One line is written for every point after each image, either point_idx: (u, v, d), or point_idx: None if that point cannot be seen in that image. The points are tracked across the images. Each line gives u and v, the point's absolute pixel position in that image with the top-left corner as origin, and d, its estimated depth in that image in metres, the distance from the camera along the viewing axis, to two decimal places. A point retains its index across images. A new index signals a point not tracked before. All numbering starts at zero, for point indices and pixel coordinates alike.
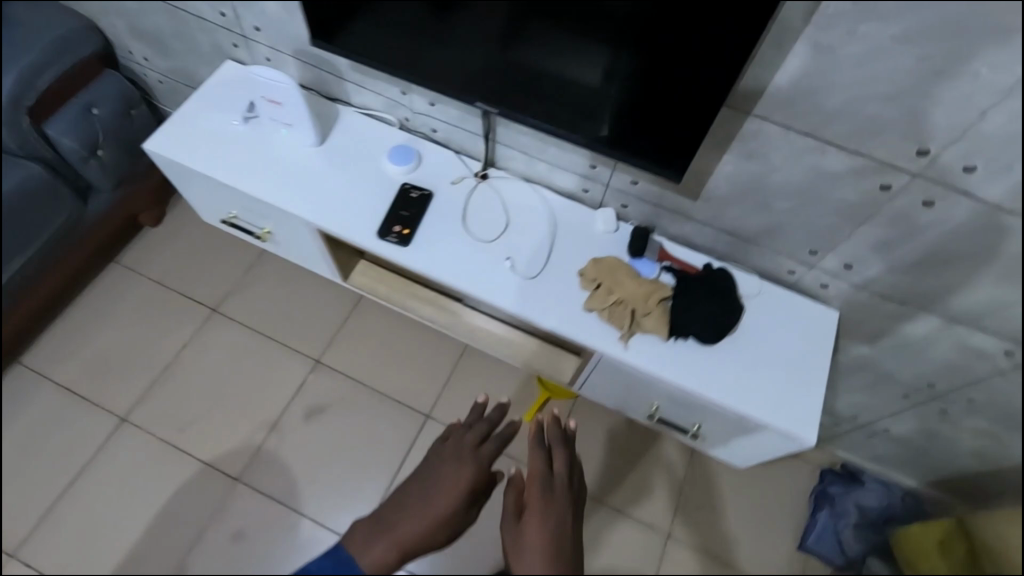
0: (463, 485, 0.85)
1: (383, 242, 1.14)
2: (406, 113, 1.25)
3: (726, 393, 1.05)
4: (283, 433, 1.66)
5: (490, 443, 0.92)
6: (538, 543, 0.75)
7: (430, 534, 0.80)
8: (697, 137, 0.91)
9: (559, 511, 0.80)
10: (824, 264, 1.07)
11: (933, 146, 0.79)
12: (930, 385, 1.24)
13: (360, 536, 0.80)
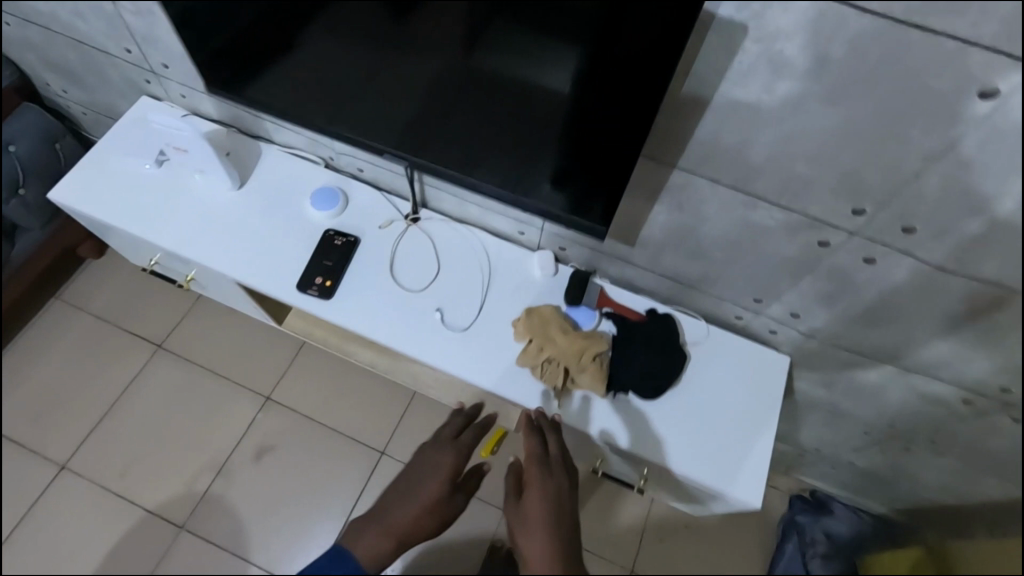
0: (446, 471, 0.94)
1: (304, 296, 1.07)
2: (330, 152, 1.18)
3: (668, 453, 0.99)
4: (230, 476, 1.60)
5: (468, 435, 1.01)
6: (538, 512, 0.77)
7: (418, 521, 0.89)
8: (613, 194, 0.85)
9: (555, 483, 0.83)
10: (770, 311, 1.01)
11: (868, 207, 0.72)
12: (889, 426, 1.18)
13: (354, 530, 0.90)
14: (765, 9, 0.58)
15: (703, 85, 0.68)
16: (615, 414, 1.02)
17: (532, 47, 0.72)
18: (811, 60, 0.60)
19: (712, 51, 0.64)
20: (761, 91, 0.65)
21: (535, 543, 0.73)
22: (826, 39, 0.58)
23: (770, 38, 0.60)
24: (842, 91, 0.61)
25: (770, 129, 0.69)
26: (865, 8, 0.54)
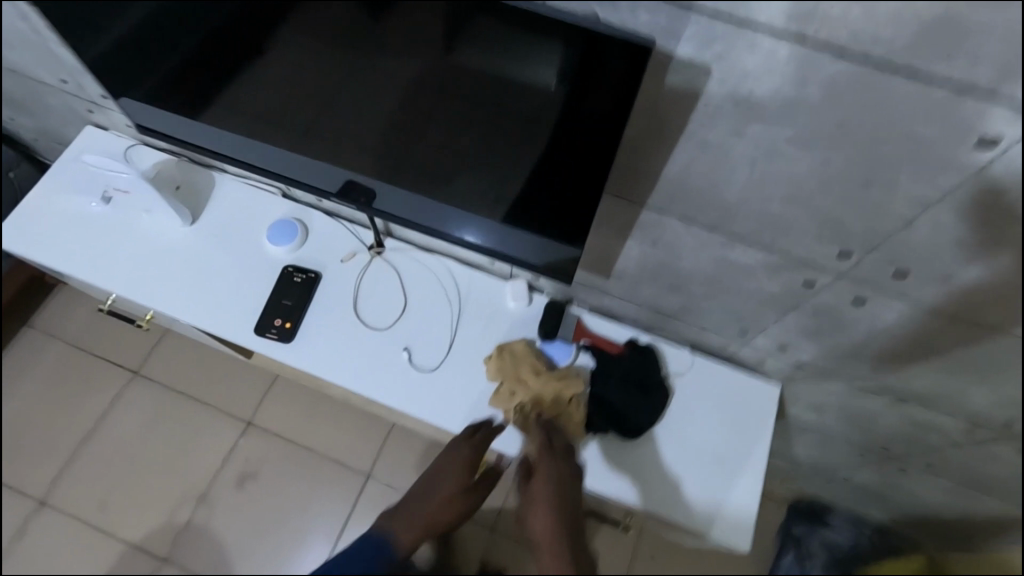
0: (465, 468, 0.88)
1: (263, 339, 1.01)
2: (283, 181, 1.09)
3: (650, 496, 0.95)
4: (212, 506, 1.55)
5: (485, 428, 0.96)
6: (548, 487, 0.74)
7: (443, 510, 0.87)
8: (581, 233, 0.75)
9: (566, 463, 0.80)
10: (756, 342, 0.94)
11: (854, 251, 0.65)
12: (888, 448, 1.12)
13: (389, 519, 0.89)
14: (728, 51, 0.50)
15: (665, 127, 0.60)
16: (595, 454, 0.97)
17: (518, 42, 0.55)
18: (783, 105, 0.52)
19: (673, 92, 0.56)
20: (730, 133, 0.58)
21: (541, 524, 0.70)
22: (799, 83, 0.50)
23: (736, 80, 0.52)
24: (819, 137, 0.54)
25: (743, 172, 0.62)
26: (841, 51, 0.46)
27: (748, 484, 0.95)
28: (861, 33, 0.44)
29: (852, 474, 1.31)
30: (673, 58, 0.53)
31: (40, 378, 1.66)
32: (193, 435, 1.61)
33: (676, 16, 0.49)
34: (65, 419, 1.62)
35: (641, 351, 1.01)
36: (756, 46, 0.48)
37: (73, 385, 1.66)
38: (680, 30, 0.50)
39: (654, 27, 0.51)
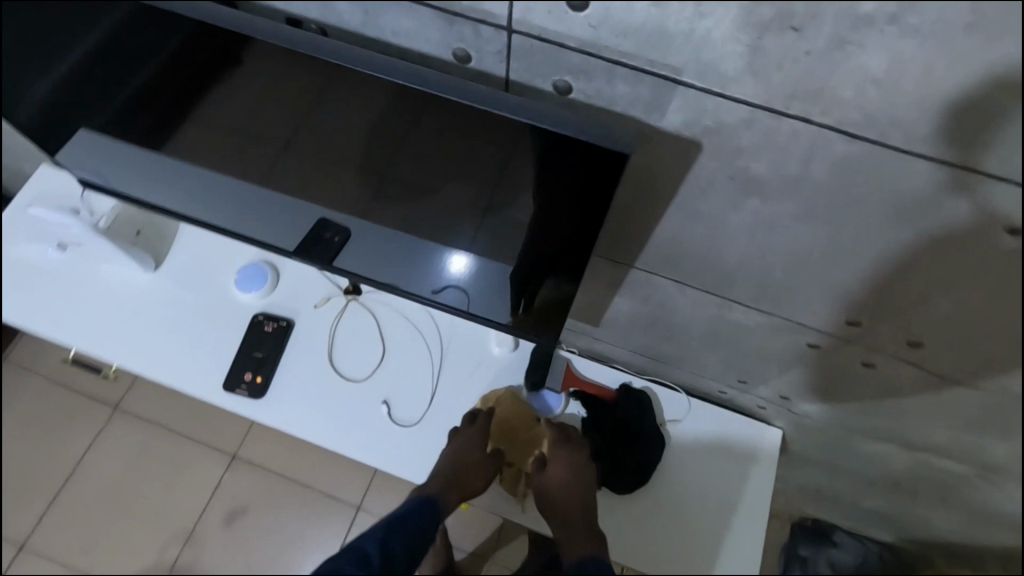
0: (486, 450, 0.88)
1: (232, 396, 0.95)
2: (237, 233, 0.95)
3: (646, 553, 0.90)
4: (198, 544, 1.50)
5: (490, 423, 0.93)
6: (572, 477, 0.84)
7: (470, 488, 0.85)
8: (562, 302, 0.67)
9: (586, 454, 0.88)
10: (757, 390, 0.88)
11: (865, 319, 0.59)
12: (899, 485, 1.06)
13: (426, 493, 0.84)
14: (720, 126, 0.43)
15: (652, 195, 0.54)
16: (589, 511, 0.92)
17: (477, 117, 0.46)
18: (784, 181, 0.46)
19: (659, 162, 0.49)
20: (724, 205, 0.51)
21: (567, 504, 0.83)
22: (803, 161, 0.43)
23: (730, 156, 0.45)
24: (825, 214, 0.47)
25: (740, 242, 0.55)
26: (852, 134, 0.39)
27: (750, 539, 0.90)
28: (875, 116, 0.38)
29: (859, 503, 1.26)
30: (657, 130, 0.46)
31: (17, 416, 1.60)
32: (178, 470, 1.56)
33: (658, 88, 0.42)
34: (45, 458, 1.56)
35: (635, 398, 0.94)
36: (753, 123, 0.42)
37: (51, 421, 1.60)
38: (664, 104, 0.43)
39: (634, 101, 0.44)
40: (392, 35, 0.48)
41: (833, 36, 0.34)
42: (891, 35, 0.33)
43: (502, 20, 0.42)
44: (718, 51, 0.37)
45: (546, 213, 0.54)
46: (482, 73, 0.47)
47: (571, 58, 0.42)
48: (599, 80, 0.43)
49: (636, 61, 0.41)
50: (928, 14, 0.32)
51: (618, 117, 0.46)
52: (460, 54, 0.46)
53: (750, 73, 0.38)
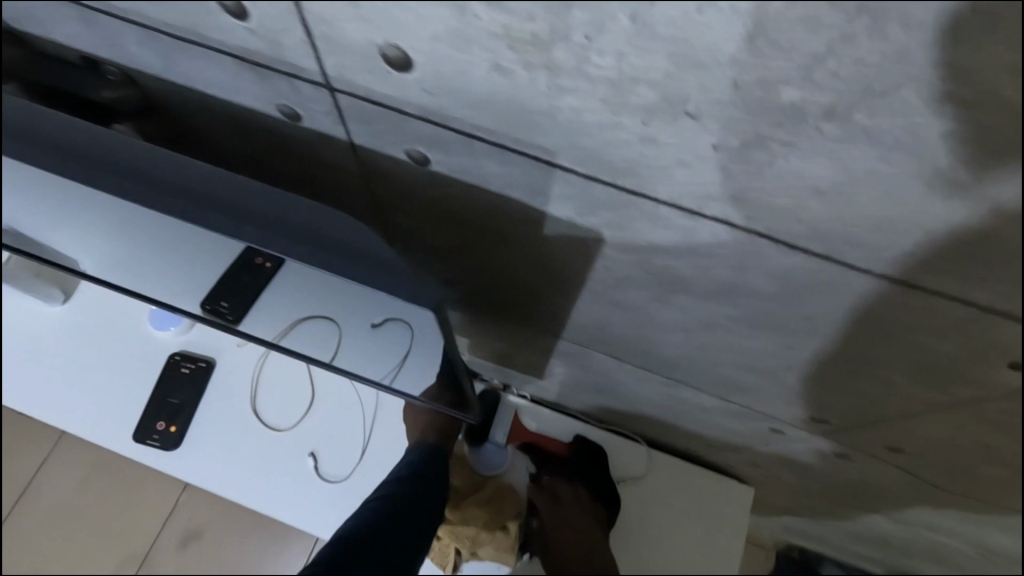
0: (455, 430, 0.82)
1: (144, 447, 0.86)
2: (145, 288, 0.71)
3: None
4: (152, 572, 1.43)
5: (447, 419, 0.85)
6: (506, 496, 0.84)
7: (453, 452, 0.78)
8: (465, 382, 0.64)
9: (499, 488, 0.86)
10: (725, 453, 0.78)
11: (834, 419, 0.48)
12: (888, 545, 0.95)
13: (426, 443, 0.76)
14: (622, 220, 0.32)
15: (563, 277, 0.43)
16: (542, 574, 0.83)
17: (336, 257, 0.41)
18: (715, 284, 0.35)
19: (560, 248, 0.38)
20: (648, 297, 0.40)
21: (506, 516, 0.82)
22: (733, 267, 0.32)
23: (643, 252, 0.34)
24: (773, 320, 0.36)
25: (675, 333, 0.44)
26: (793, 245, 0.28)
27: None
28: (821, 231, 0.26)
29: (847, 546, 1.15)
30: (546, 216, 0.35)
31: None
32: (134, 491, 1.49)
33: (533, 172, 0.31)
34: None
35: (590, 454, 0.85)
36: (661, 220, 0.30)
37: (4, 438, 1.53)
38: (545, 189, 0.32)
39: (510, 183, 0.33)
40: (208, 85, 0.37)
41: (748, 131, 0.23)
42: (832, 135, 0.22)
43: (319, 77, 0.31)
44: (597, 138, 0.26)
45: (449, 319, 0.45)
46: (322, 134, 0.36)
47: (419, 128, 0.31)
48: (460, 155, 0.32)
49: (497, 138, 0.29)
50: (884, 110, 0.21)
51: (498, 198, 0.35)
52: (287, 112, 0.35)
53: (644, 167, 0.27)
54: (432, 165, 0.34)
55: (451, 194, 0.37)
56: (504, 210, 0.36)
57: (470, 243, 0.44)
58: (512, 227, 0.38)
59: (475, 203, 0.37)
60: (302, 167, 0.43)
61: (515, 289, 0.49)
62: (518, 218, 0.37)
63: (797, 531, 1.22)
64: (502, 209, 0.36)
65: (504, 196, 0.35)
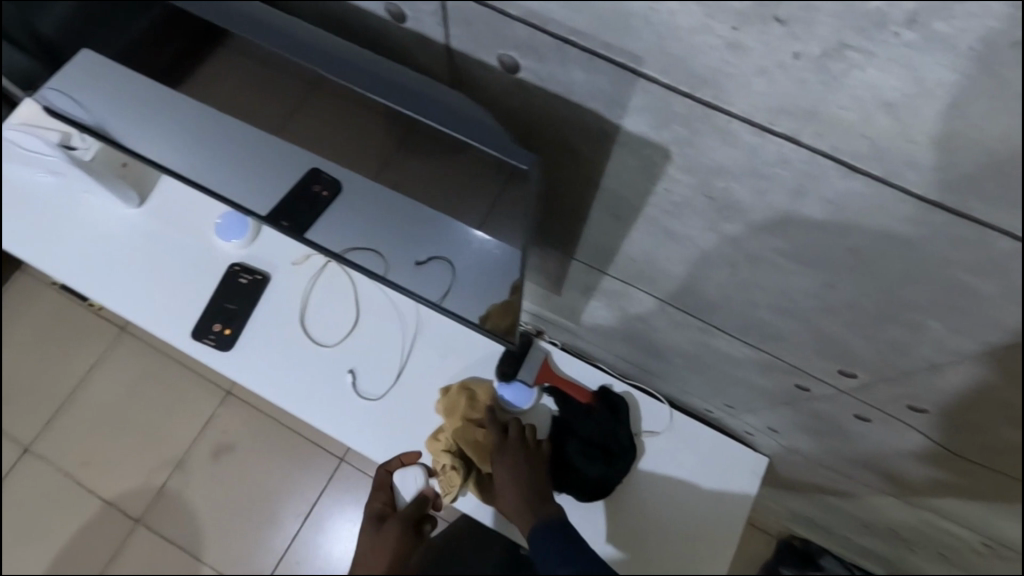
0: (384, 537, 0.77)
1: (201, 346, 0.93)
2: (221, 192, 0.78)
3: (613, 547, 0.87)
4: (186, 473, 1.55)
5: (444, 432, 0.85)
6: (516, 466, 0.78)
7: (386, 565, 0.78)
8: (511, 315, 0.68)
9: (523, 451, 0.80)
10: (744, 417, 0.80)
11: (861, 373, 0.50)
12: (892, 533, 0.96)
13: None
14: (692, 136, 0.35)
15: (621, 204, 0.45)
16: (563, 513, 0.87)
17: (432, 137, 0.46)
18: (769, 211, 0.37)
19: (622, 169, 0.41)
20: (702, 227, 0.43)
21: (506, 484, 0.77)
22: (789, 190, 0.35)
23: (706, 172, 0.37)
24: (818, 255, 0.39)
25: (720, 269, 0.47)
26: (853, 165, 0.30)
27: (725, 547, 0.86)
28: (883, 149, 0.29)
29: (849, 536, 1.17)
30: (619, 130, 0.38)
31: (27, 328, 1.66)
32: (175, 399, 1.60)
33: (619, 81, 0.34)
34: (51, 372, 1.63)
35: (613, 407, 0.88)
36: (731, 137, 0.33)
37: (62, 336, 1.65)
38: (626, 100, 0.35)
39: (592, 94, 0.36)
40: None
41: (831, 38, 0.25)
42: (908, 43, 0.24)
43: None
44: (685, 44, 0.29)
45: (522, 227, 0.49)
46: (422, 35, 0.40)
47: (517, 31, 0.34)
48: (550, 62, 0.35)
49: (591, 43, 0.32)
50: (963, 18, 0.23)
51: (578, 110, 0.38)
52: (395, 11, 0.39)
53: (725, 76, 0.30)
54: (521, 71, 0.38)
55: (531, 105, 0.40)
56: (579, 121, 0.39)
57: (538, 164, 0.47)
58: (583, 143, 0.41)
59: (553, 115, 0.40)
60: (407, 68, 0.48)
61: (569, 218, 0.52)
62: (592, 134, 0.40)
63: (802, 516, 1.24)
64: (577, 120, 0.39)
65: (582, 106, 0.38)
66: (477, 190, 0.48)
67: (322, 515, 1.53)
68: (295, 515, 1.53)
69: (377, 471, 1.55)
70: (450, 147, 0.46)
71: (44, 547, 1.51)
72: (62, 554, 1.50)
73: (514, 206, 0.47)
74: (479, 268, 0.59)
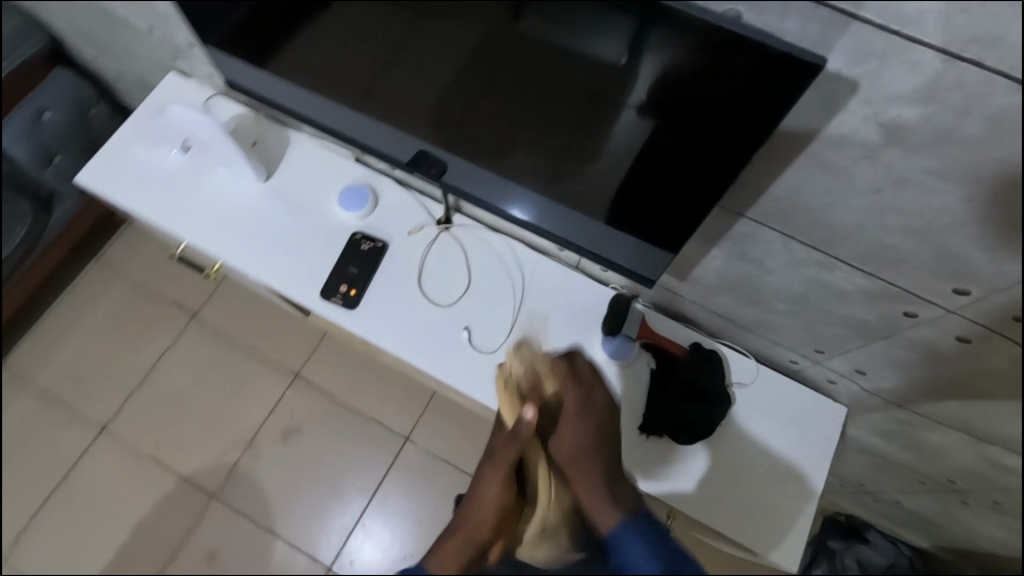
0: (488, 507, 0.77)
1: (328, 304, 1.02)
2: (370, 151, 0.98)
3: (708, 491, 0.95)
4: (259, 450, 1.61)
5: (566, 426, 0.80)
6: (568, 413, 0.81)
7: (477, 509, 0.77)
8: (633, 249, 0.82)
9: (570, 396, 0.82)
10: (832, 363, 0.90)
11: (974, 289, 0.60)
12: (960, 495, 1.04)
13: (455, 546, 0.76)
14: (882, 68, 0.47)
15: (788, 141, 0.57)
16: (662, 456, 0.96)
17: (601, 94, 0.60)
18: (931, 132, 0.48)
19: (706, 128, 0.57)
20: (860, 156, 0.54)
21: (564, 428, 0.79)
22: (956, 111, 0.46)
23: (884, 101, 0.49)
24: (970, 169, 0.49)
25: (863, 197, 0.57)
26: (1021, 82, 0.42)
27: (806, 488, 0.94)
28: None
29: (902, 502, 1.24)
30: (686, 106, 0.55)
31: (102, 313, 1.73)
32: (245, 381, 1.68)
33: (831, 26, 0.46)
34: (124, 354, 1.70)
35: (706, 357, 0.96)
36: (921, 67, 0.45)
37: (137, 321, 1.73)
38: (833, 41, 0.47)
39: (689, 72, 0.53)
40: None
41: None
42: None
43: None
44: None
45: (687, 161, 0.61)
46: None
47: None
48: (770, 14, 0.48)
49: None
50: None
51: (659, 91, 0.56)
52: None
53: (931, 14, 0.42)
54: (639, 60, 0.55)
55: (620, 85, 0.58)
56: (645, 104, 0.58)
57: (692, 127, 0.57)
58: (658, 121, 0.59)
59: (634, 98, 0.58)
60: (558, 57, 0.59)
61: (690, 175, 0.63)
62: (674, 113, 0.57)
63: (857, 484, 1.32)
64: (651, 106, 0.58)
65: (668, 69, 0.54)
66: (604, 128, 0.64)
67: (387, 491, 1.59)
68: (362, 491, 1.59)
69: (439, 449, 1.62)
70: (612, 93, 0.60)
71: (119, 522, 1.55)
72: (138, 527, 1.55)
73: (606, 168, 0.69)
74: (627, 197, 0.72)
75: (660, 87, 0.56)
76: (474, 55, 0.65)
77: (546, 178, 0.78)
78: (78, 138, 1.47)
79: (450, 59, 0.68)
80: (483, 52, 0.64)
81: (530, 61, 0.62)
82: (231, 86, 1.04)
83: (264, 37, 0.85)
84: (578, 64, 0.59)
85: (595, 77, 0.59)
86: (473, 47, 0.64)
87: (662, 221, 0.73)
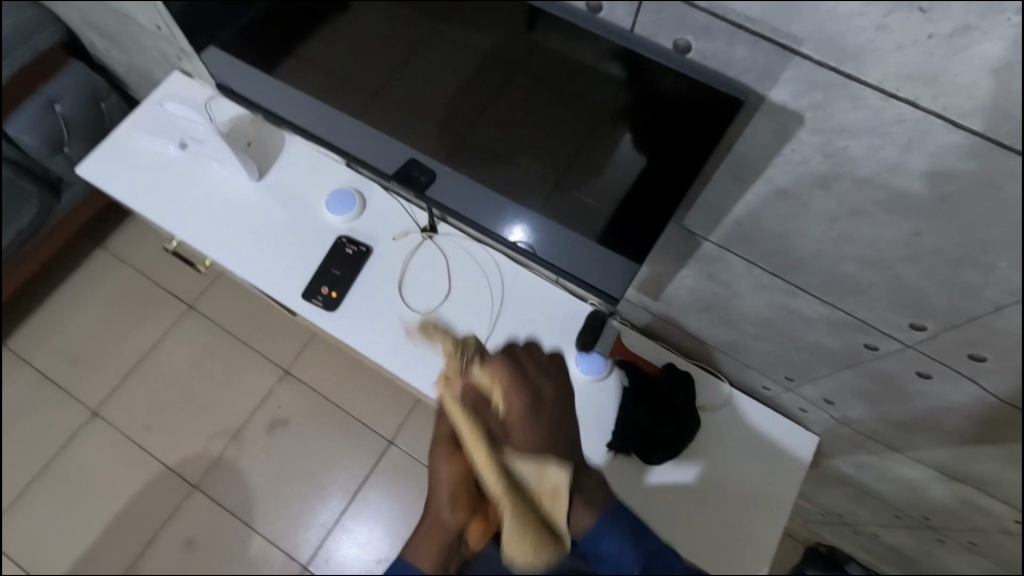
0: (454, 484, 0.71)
1: (308, 304, 1.03)
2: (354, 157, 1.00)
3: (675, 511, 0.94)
4: (244, 445, 1.63)
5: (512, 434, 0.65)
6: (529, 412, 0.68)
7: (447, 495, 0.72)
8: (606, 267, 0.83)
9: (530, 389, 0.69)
10: (802, 391, 0.90)
11: (929, 325, 0.60)
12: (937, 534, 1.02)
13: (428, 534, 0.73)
14: (827, 101, 0.47)
15: (744, 167, 0.57)
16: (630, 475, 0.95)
17: (584, 111, 0.61)
18: (876, 166, 0.49)
19: (671, 151, 0.58)
20: (813, 185, 0.54)
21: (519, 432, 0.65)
22: (900, 147, 0.46)
23: (831, 133, 0.49)
24: (915, 204, 0.49)
25: (820, 226, 0.58)
26: (957, 122, 0.43)
27: (773, 515, 0.93)
28: (986, 108, 0.41)
29: (880, 536, 1.22)
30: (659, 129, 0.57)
31: (102, 301, 1.77)
32: (235, 375, 1.70)
33: (776, 57, 0.47)
34: (120, 341, 1.73)
35: (678, 377, 0.97)
36: (863, 102, 0.46)
37: (135, 309, 1.76)
38: (779, 72, 0.48)
39: (675, 96, 0.53)
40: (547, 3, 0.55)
41: (960, 20, 0.38)
42: (1015, 23, 0.37)
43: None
44: (842, 26, 0.43)
45: (652, 180, 0.63)
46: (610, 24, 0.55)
47: (700, 19, 0.49)
48: (720, 43, 0.50)
49: (761, 28, 0.46)
50: None
51: (646, 105, 0.56)
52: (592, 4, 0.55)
53: (869, 50, 0.43)
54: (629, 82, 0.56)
55: (604, 104, 0.59)
56: (622, 123, 0.59)
57: (661, 148, 0.59)
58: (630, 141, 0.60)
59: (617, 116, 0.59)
60: (556, 68, 0.60)
61: (654, 195, 0.64)
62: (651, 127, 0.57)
63: (836, 516, 1.30)
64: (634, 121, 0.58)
65: (648, 91, 0.55)
66: (582, 145, 0.65)
67: (367, 493, 1.60)
68: (343, 491, 1.60)
69: (421, 454, 1.63)
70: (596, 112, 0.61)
71: (103, 507, 1.57)
72: (120, 513, 1.57)
73: (611, 181, 0.67)
74: (595, 215, 0.73)
75: (644, 105, 0.57)
76: (486, 60, 0.65)
77: (520, 192, 0.79)
78: (86, 128, 1.50)
79: (444, 66, 0.69)
80: (485, 61, 0.65)
81: (519, 73, 0.63)
82: (227, 88, 1.06)
83: (272, 36, 0.86)
84: (574, 77, 0.59)
85: (585, 92, 0.59)
86: (476, 53, 0.65)
87: (628, 240, 0.74)
